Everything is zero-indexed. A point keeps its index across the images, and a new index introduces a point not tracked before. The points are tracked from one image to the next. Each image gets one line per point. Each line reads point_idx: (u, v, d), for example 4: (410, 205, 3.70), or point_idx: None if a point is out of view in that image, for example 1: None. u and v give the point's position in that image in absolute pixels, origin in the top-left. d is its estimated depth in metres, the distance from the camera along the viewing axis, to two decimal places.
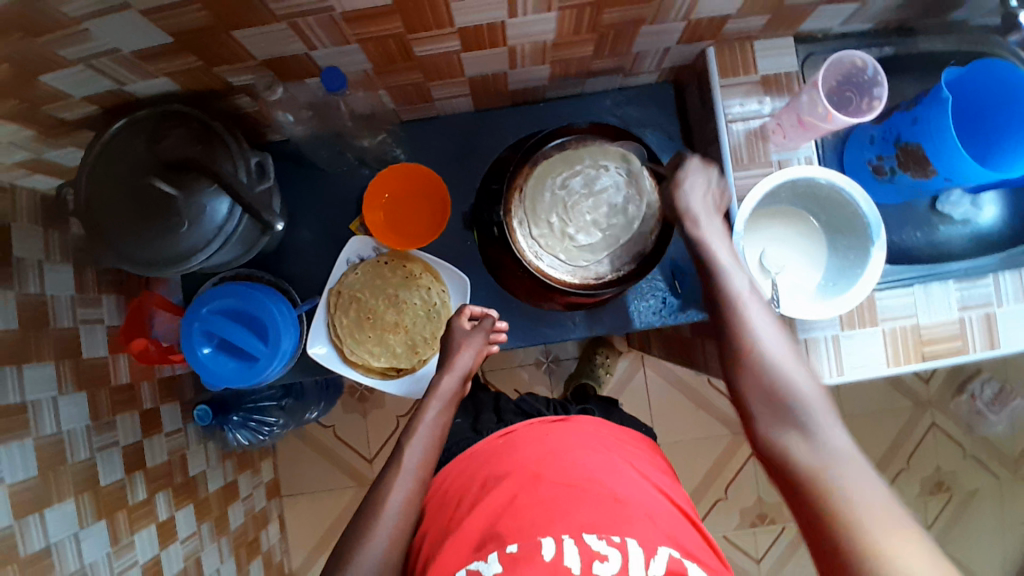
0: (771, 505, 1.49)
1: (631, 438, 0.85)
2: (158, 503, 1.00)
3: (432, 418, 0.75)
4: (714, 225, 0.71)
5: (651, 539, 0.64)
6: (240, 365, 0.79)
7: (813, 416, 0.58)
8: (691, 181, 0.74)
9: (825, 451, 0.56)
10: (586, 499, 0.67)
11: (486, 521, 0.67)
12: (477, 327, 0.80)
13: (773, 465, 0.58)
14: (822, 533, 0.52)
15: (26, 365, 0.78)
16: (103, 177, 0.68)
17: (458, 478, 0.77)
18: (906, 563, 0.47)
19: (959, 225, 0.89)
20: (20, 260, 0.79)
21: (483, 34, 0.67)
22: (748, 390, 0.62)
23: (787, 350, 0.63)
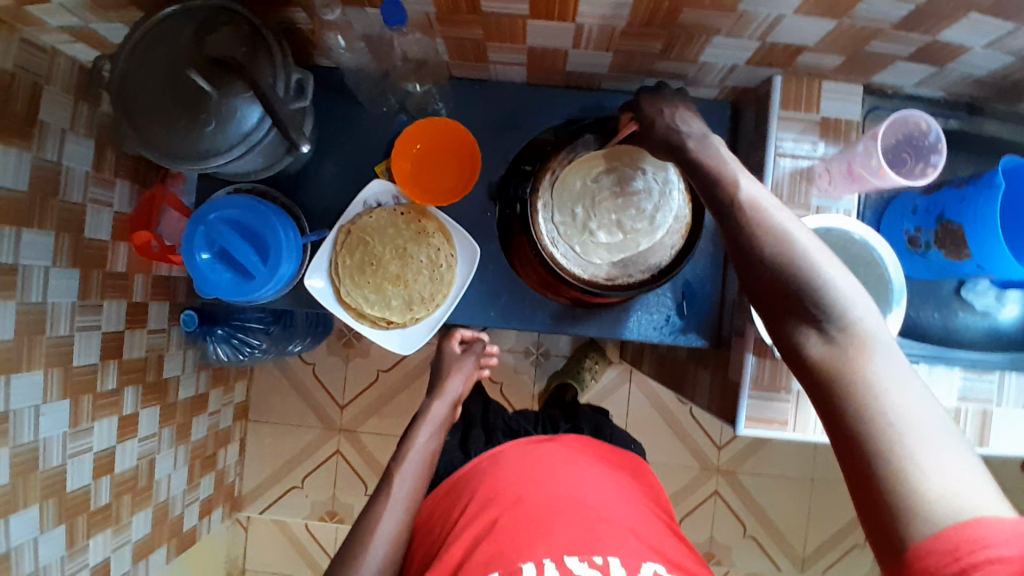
0: (720, 545, 1.49)
1: (621, 460, 0.86)
2: (126, 397, 1.00)
3: (423, 442, 0.80)
4: (694, 125, 0.64)
5: (635, 557, 0.65)
6: (235, 279, 0.77)
7: (827, 305, 0.51)
8: (680, 113, 0.65)
9: (841, 341, 0.50)
10: (566, 524, 0.68)
11: (469, 549, 0.69)
12: (467, 353, 0.91)
13: (788, 358, 0.53)
14: (839, 422, 0.49)
15: (27, 229, 0.77)
16: (143, 60, 0.67)
17: (444, 504, 0.79)
18: (922, 440, 0.45)
19: (978, 316, 0.87)
20: (44, 123, 0.78)
21: (553, 5, 0.65)
22: (755, 287, 0.55)
23: (800, 232, 0.54)
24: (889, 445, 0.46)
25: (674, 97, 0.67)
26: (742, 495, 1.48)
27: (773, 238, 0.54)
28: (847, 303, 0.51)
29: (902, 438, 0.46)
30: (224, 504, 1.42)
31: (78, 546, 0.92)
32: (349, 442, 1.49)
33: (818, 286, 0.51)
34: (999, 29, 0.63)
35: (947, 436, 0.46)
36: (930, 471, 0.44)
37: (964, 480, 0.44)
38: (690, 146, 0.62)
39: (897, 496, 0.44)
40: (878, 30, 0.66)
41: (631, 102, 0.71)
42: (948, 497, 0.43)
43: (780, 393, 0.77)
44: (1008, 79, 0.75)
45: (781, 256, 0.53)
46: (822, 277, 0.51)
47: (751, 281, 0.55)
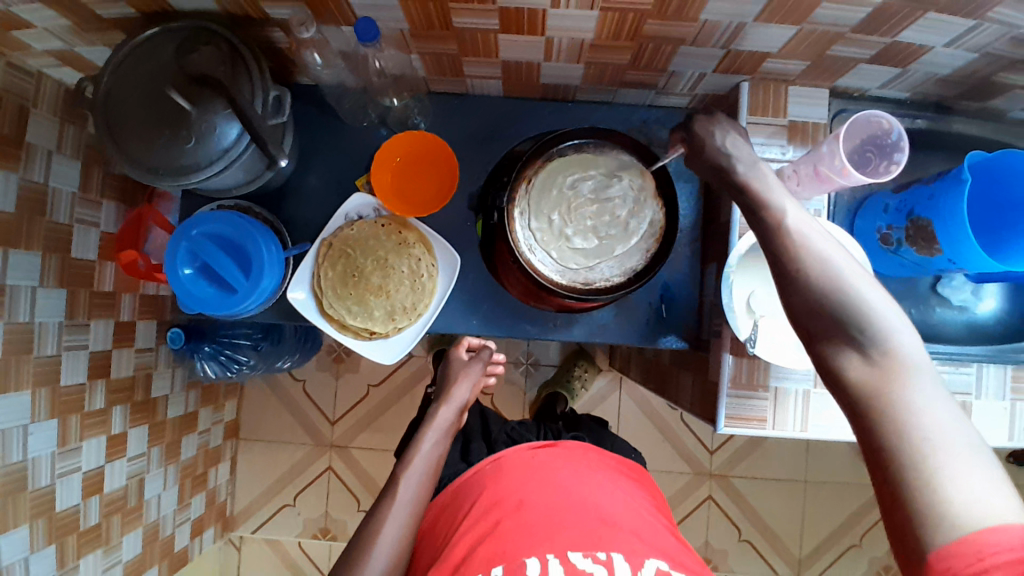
0: (716, 550, 1.49)
1: (623, 465, 0.86)
2: (114, 415, 1.00)
3: (428, 448, 0.79)
4: (743, 151, 0.64)
5: (638, 554, 0.66)
6: (218, 292, 0.78)
7: (869, 329, 0.50)
8: (732, 138, 0.66)
9: (882, 363, 0.49)
10: (569, 524, 0.69)
11: (471, 548, 0.70)
12: (475, 359, 0.90)
13: (825, 377, 0.52)
14: (871, 441, 0.48)
15: (14, 250, 0.78)
16: (127, 79, 0.69)
17: (450, 511, 0.79)
18: (954, 460, 0.45)
19: (956, 311, 0.89)
20: (31, 145, 0.80)
21: (523, 18, 0.67)
22: (797, 306, 0.53)
23: (843, 257, 0.53)
24: (917, 458, 0.45)
25: (726, 118, 0.69)
26: (737, 500, 1.49)
27: (817, 262, 0.53)
28: (887, 324, 0.50)
29: (932, 451, 0.45)
30: (216, 523, 1.41)
31: (68, 567, 0.92)
32: (341, 459, 1.49)
33: (856, 306, 0.50)
34: (958, 28, 0.65)
35: (978, 457, 0.45)
36: (956, 486, 0.44)
37: (992, 499, 0.43)
38: (743, 170, 0.63)
39: (925, 514, 0.44)
40: (838, 35, 0.68)
41: (682, 121, 0.72)
42: (971, 506, 0.43)
43: (759, 391, 0.78)
44: (966, 79, 0.78)
45: (826, 280, 0.51)
46: (860, 298, 0.51)
47: (793, 300, 0.53)
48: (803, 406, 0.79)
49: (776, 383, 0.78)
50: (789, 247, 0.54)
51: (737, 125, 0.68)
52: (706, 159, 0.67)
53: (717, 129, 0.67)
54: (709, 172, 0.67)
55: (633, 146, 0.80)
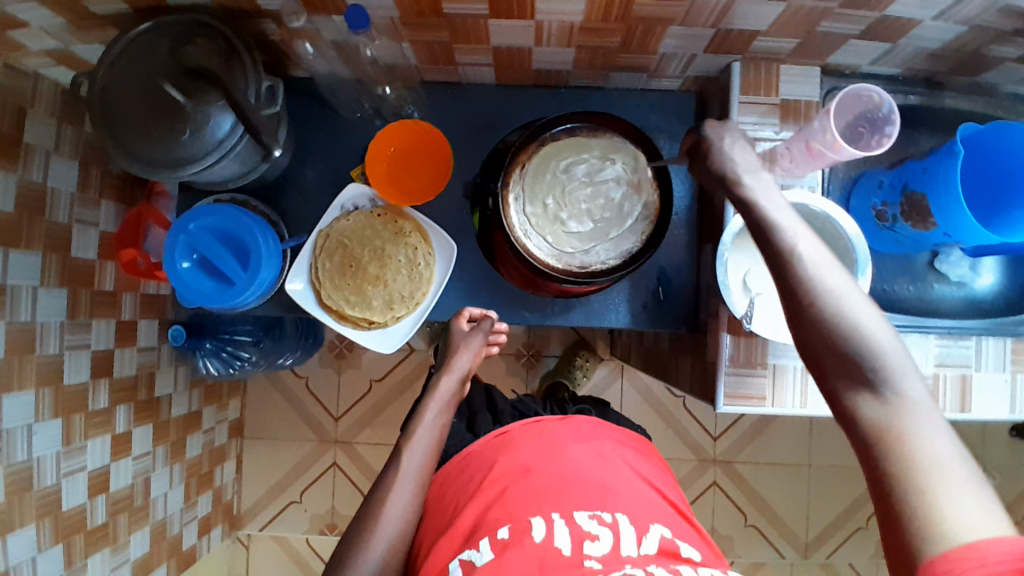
0: (722, 536, 1.49)
1: (628, 433, 0.87)
2: (118, 415, 1.00)
3: (432, 419, 0.80)
4: (747, 156, 0.67)
5: (642, 520, 0.69)
6: (216, 285, 0.79)
7: (881, 367, 0.54)
8: (733, 146, 0.68)
9: (893, 401, 0.53)
10: (574, 487, 0.72)
11: (479, 514, 0.71)
12: (476, 329, 0.86)
13: (838, 413, 0.56)
14: (876, 469, 0.51)
15: (14, 250, 0.79)
16: (121, 77, 0.69)
17: (455, 481, 0.79)
18: (954, 488, 0.47)
19: (954, 287, 0.89)
20: (29, 145, 0.80)
21: (514, 3, 0.67)
22: (813, 343, 0.57)
23: (858, 299, 0.57)
24: (917, 483, 0.48)
25: (734, 125, 0.70)
26: (741, 486, 1.49)
27: (832, 300, 0.57)
28: (890, 357, 0.54)
29: (932, 478, 0.48)
30: (223, 522, 1.42)
31: (76, 567, 0.92)
32: (346, 455, 1.49)
33: (862, 339, 0.55)
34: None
35: (979, 490, 0.47)
36: (953, 511, 0.46)
37: (987, 525, 0.45)
38: (745, 177, 0.65)
39: (921, 534, 0.46)
40: (826, 11, 0.68)
41: (694, 125, 0.72)
42: (969, 530, 0.45)
43: (757, 369, 0.79)
44: (956, 53, 0.78)
45: (840, 319, 0.56)
46: (865, 332, 0.55)
47: (809, 337, 0.57)
48: (803, 380, 0.79)
49: (774, 361, 0.79)
50: (804, 278, 0.58)
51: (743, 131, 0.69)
52: (707, 173, 0.69)
53: (721, 137, 0.68)
54: (713, 185, 0.69)
55: (632, 132, 0.81)
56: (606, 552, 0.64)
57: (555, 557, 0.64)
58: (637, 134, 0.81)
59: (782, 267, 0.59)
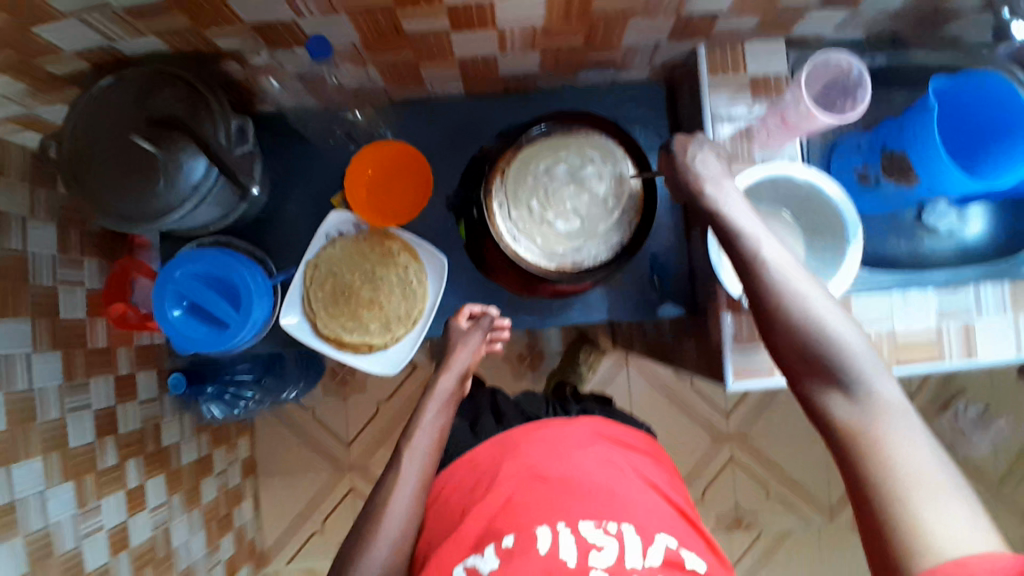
0: (747, 511, 1.50)
1: (634, 431, 0.87)
2: (129, 468, 1.00)
3: (430, 420, 0.78)
4: (713, 168, 0.70)
5: (647, 528, 0.69)
6: (210, 331, 0.78)
7: (851, 372, 0.57)
8: (702, 158, 0.71)
9: (867, 406, 0.56)
10: (579, 495, 0.71)
11: (485, 522, 0.70)
12: (475, 326, 0.85)
13: (815, 419, 0.60)
14: (855, 474, 0.54)
15: (2, 321, 0.78)
16: (88, 136, 0.68)
17: (460, 486, 0.78)
18: (932, 495, 0.50)
19: (946, 238, 0.90)
20: (5, 214, 0.79)
21: (473, 14, 0.67)
22: (786, 350, 0.61)
23: (827, 308, 0.61)
24: (894, 490, 0.51)
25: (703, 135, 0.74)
26: (759, 459, 1.49)
27: (801, 307, 0.61)
28: (861, 364, 0.58)
29: (909, 486, 0.50)
30: (248, 562, 1.41)
31: None
32: (362, 479, 1.49)
33: (833, 345, 0.59)
34: None
35: (953, 494, 0.50)
36: (932, 519, 0.48)
37: (963, 528, 0.48)
38: (710, 188, 0.69)
39: (902, 539, 0.49)
40: None
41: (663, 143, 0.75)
42: (947, 538, 0.47)
43: (760, 346, 0.79)
44: (917, 10, 0.78)
45: (811, 325, 0.60)
46: (835, 338, 0.59)
47: (783, 345, 0.61)
48: None
49: None
50: (774, 288, 0.62)
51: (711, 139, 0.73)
52: (680, 185, 0.72)
53: (692, 150, 0.72)
54: (682, 196, 0.73)
55: (609, 127, 0.80)
56: (611, 563, 0.65)
57: (560, 569, 0.64)
58: (610, 127, 0.80)
59: (754, 280, 0.63)
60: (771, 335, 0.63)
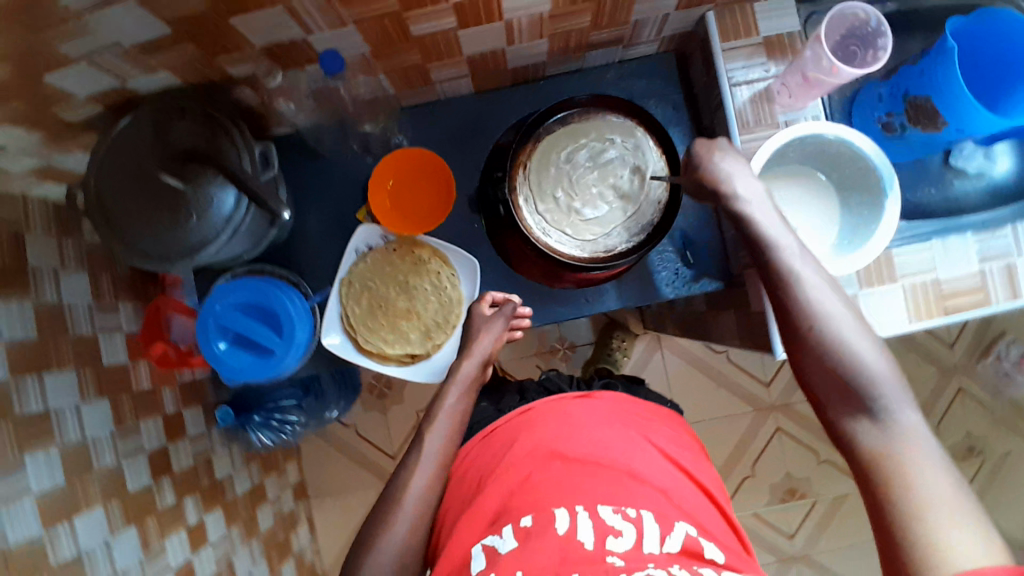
0: (799, 479, 1.48)
1: (653, 406, 0.85)
2: (187, 507, 0.99)
3: (452, 403, 0.76)
4: (738, 167, 0.68)
5: (666, 515, 0.66)
6: (257, 358, 0.78)
7: (877, 394, 0.60)
8: (724, 159, 0.69)
9: (890, 429, 0.59)
10: (596, 476, 0.69)
11: (503, 501, 0.69)
12: (497, 314, 0.81)
13: (840, 442, 0.61)
14: (877, 497, 0.56)
15: (48, 374, 0.79)
16: (113, 177, 0.68)
17: (478, 459, 0.77)
18: (950, 518, 0.52)
19: (973, 180, 0.85)
20: (36, 268, 0.79)
21: (479, 9, 0.66)
22: (813, 370, 0.64)
23: (854, 329, 0.63)
24: (914, 511, 0.53)
25: (724, 140, 0.71)
26: (806, 424, 1.48)
27: (828, 326, 0.63)
28: (887, 389, 0.60)
29: (929, 507, 0.53)
30: None
31: None
32: None
33: (861, 369, 0.61)
34: None
35: (972, 520, 0.52)
36: (951, 540, 0.51)
37: (982, 551, 0.50)
38: (740, 189, 0.67)
39: (920, 557, 0.51)
40: None
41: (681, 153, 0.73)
42: (966, 559, 0.50)
43: None
44: None
45: (838, 346, 0.62)
46: (863, 359, 0.61)
47: (811, 365, 0.64)
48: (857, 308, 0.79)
49: None
50: (803, 306, 0.64)
51: (728, 141, 0.70)
52: (692, 180, 0.70)
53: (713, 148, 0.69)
54: (696, 191, 0.71)
55: (627, 107, 0.78)
56: (629, 548, 0.62)
57: (577, 552, 0.61)
58: (628, 104, 0.79)
59: (784, 296, 0.65)
60: (799, 353, 0.65)
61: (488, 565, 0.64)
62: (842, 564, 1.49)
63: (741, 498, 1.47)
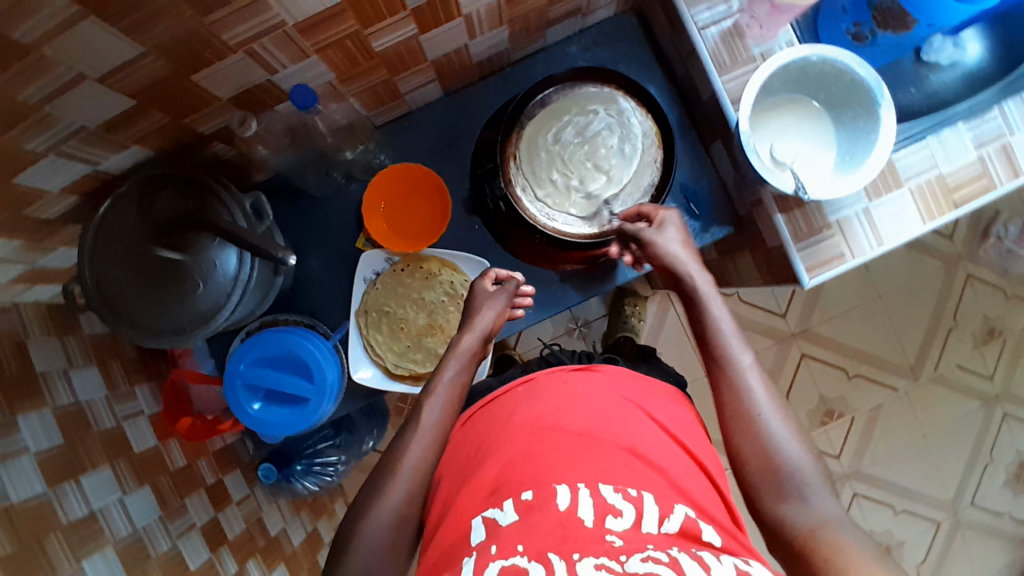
0: (835, 400, 1.49)
1: (658, 382, 0.76)
2: (252, 571, 0.97)
3: (451, 375, 0.73)
4: (681, 252, 0.70)
5: (667, 494, 0.58)
6: (293, 410, 0.77)
7: (807, 483, 0.58)
8: (669, 242, 0.71)
9: (817, 515, 0.57)
10: (600, 448, 0.61)
11: (502, 470, 0.61)
12: (500, 289, 0.78)
13: (771, 536, 0.58)
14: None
15: (83, 476, 0.75)
16: (105, 263, 0.66)
17: (480, 430, 0.69)
18: None
19: (949, 70, 0.84)
20: (44, 374, 0.75)
21: (438, 11, 0.65)
22: (749, 457, 0.61)
23: (784, 423, 0.62)
24: None
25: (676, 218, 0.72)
26: (828, 346, 1.48)
27: (757, 416, 0.62)
28: (816, 491, 0.58)
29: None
30: None
31: None
32: None
33: (788, 460, 0.60)
34: None
35: None
36: None
37: None
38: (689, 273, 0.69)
39: None
40: None
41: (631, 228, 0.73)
42: None
43: (822, 234, 0.77)
44: None
45: (768, 436, 0.61)
46: (790, 452, 0.60)
47: (745, 450, 0.61)
48: (870, 222, 0.78)
49: (835, 217, 0.77)
50: (738, 391, 0.64)
51: (677, 223, 0.72)
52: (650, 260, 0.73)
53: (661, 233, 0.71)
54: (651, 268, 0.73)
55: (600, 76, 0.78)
56: (629, 529, 0.54)
57: (578, 530, 0.53)
58: (602, 72, 0.78)
59: (720, 374, 0.65)
60: (732, 440, 0.63)
61: (487, 540, 0.54)
62: (893, 472, 1.51)
63: None
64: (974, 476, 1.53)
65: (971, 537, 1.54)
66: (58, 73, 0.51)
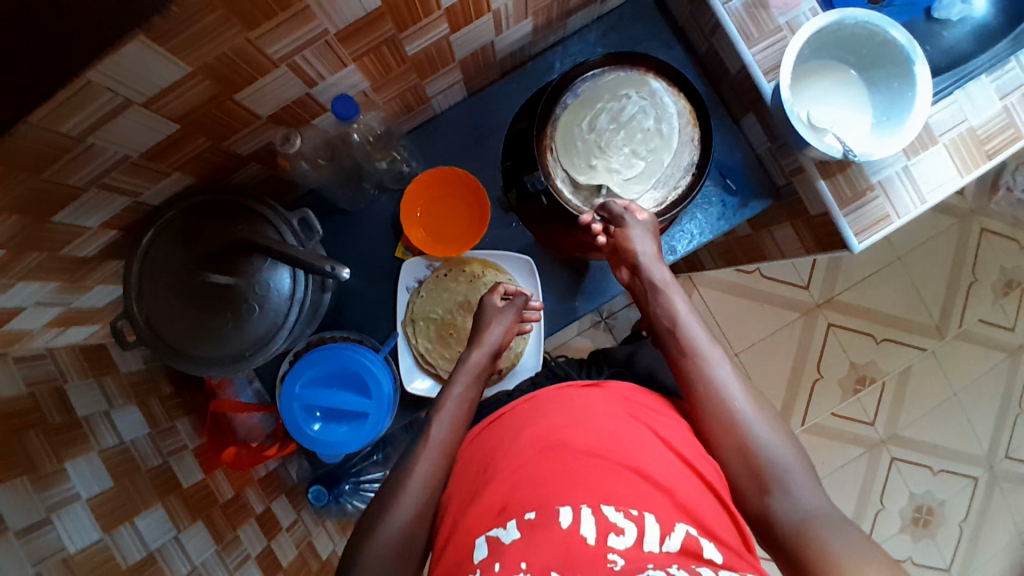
0: (866, 366, 1.49)
1: (654, 397, 0.68)
2: None
3: (460, 392, 0.71)
4: (646, 244, 0.74)
5: (668, 510, 0.54)
6: (352, 427, 0.75)
7: (789, 473, 0.60)
8: (635, 235, 0.74)
9: (801, 501, 0.58)
10: (610, 465, 0.56)
11: (509, 490, 0.55)
12: (509, 304, 0.78)
13: (761, 528, 0.59)
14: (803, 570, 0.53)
15: (138, 518, 0.71)
16: (153, 299, 0.65)
17: (485, 447, 0.63)
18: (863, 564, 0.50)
19: (959, 26, 0.84)
20: (87, 418, 0.70)
21: (468, 8, 0.64)
22: (730, 454, 0.63)
23: (760, 418, 0.64)
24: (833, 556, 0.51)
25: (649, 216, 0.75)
26: (851, 313, 1.48)
27: (731, 410, 0.64)
28: (799, 482, 0.59)
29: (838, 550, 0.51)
30: None
31: None
32: None
33: (767, 452, 0.61)
34: None
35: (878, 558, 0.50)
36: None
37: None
38: (653, 275, 0.74)
39: None
40: None
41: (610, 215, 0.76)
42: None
43: (868, 196, 0.77)
44: None
45: (747, 429, 0.63)
46: (766, 445, 0.62)
47: (725, 444, 0.63)
48: (910, 180, 0.77)
49: (876, 178, 0.77)
50: (713, 386, 0.66)
51: (649, 221, 0.75)
52: (624, 258, 0.76)
53: (626, 228, 0.74)
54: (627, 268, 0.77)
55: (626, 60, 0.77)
56: (630, 547, 0.50)
57: (580, 548, 0.49)
58: (629, 56, 0.77)
59: (693, 367, 0.68)
60: (714, 437, 0.64)
61: (489, 558, 0.51)
62: (929, 432, 1.51)
63: (816, 403, 1.47)
64: (1007, 429, 1.54)
65: (1009, 489, 1.55)
66: (101, 102, 0.49)
